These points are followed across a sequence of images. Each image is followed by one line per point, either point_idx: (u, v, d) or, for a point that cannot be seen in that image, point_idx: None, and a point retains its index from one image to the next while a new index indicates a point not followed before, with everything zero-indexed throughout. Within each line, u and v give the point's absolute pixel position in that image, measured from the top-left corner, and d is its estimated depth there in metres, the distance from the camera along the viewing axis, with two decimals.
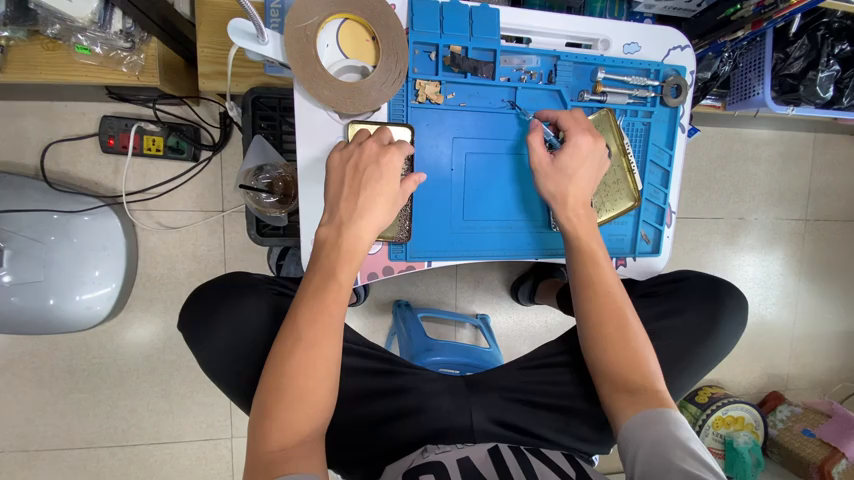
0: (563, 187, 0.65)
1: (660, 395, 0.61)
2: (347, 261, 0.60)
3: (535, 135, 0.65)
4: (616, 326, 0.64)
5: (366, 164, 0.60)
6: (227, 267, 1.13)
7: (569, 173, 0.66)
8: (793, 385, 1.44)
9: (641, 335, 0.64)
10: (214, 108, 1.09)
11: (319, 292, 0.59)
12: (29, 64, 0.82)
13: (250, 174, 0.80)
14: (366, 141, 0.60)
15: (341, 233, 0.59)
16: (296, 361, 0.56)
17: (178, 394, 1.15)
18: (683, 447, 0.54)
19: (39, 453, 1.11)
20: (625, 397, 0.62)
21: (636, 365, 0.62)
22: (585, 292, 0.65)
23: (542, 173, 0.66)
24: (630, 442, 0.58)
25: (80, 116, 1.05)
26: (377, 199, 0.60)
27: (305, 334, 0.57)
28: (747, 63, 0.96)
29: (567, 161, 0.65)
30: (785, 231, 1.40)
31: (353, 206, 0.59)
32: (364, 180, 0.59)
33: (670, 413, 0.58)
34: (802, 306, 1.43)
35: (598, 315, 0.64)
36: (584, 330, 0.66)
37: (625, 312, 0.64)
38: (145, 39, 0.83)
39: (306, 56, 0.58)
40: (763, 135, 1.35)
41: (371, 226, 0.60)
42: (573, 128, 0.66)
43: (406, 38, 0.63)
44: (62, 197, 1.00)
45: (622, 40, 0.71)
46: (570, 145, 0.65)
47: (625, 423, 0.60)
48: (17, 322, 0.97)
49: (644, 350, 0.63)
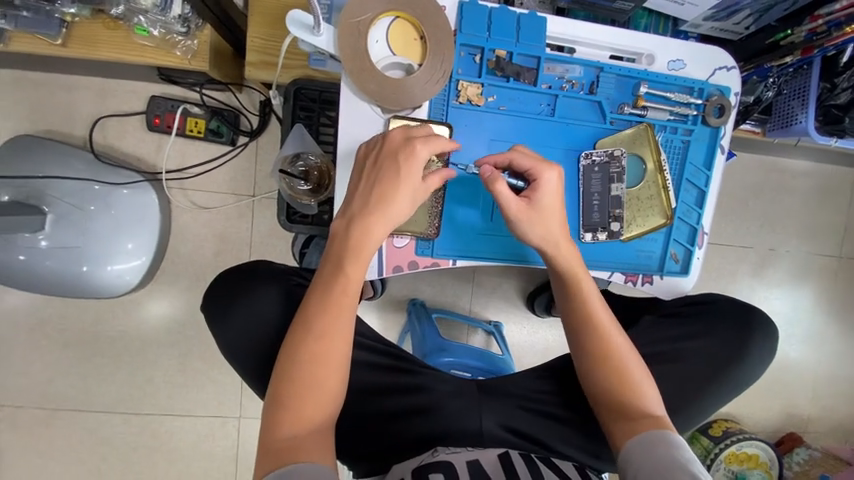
0: (544, 232, 0.64)
1: (655, 420, 0.61)
2: (355, 255, 0.60)
3: (500, 184, 0.61)
4: (609, 352, 0.65)
5: (385, 156, 0.60)
6: (252, 250, 1.16)
7: (548, 215, 0.64)
8: (813, 428, 1.38)
9: (633, 362, 0.64)
10: (255, 96, 1.12)
11: (329, 285, 0.61)
12: (91, 41, 0.87)
13: (288, 160, 0.83)
14: (390, 133, 0.60)
15: (351, 225, 0.60)
16: (305, 350, 0.58)
17: (193, 369, 1.18)
18: (682, 469, 0.55)
19: (57, 412, 1.16)
20: (621, 423, 0.62)
21: (634, 391, 0.63)
22: (572, 316, 0.67)
23: (518, 219, 0.63)
24: (628, 467, 0.58)
25: (130, 94, 1.11)
26: (394, 193, 0.60)
27: (315, 325, 0.59)
28: (791, 90, 0.94)
29: (541, 202, 0.63)
30: (817, 266, 1.36)
31: (366, 200, 0.60)
32: (381, 174, 0.60)
33: (669, 436, 0.58)
34: (829, 346, 1.37)
35: (598, 343, 0.65)
36: (581, 359, 0.66)
37: (612, 338, 0.65)
38: (199, 25, 0.87)
39: (356, 49, 0.60)
40: (801, 167, 1.32)
41: (385, 220, 0.60)
42: (536, 165, 0.63)
43: (454, 39, 0.65)
44: (107, 169, 1.05)
45: (667, 57, 0.70)
46: (540, 185, 0.63)
47: (624, 448, 0.60)
48: (53, 283, 1.03)
49: (635, 377, 0.64)
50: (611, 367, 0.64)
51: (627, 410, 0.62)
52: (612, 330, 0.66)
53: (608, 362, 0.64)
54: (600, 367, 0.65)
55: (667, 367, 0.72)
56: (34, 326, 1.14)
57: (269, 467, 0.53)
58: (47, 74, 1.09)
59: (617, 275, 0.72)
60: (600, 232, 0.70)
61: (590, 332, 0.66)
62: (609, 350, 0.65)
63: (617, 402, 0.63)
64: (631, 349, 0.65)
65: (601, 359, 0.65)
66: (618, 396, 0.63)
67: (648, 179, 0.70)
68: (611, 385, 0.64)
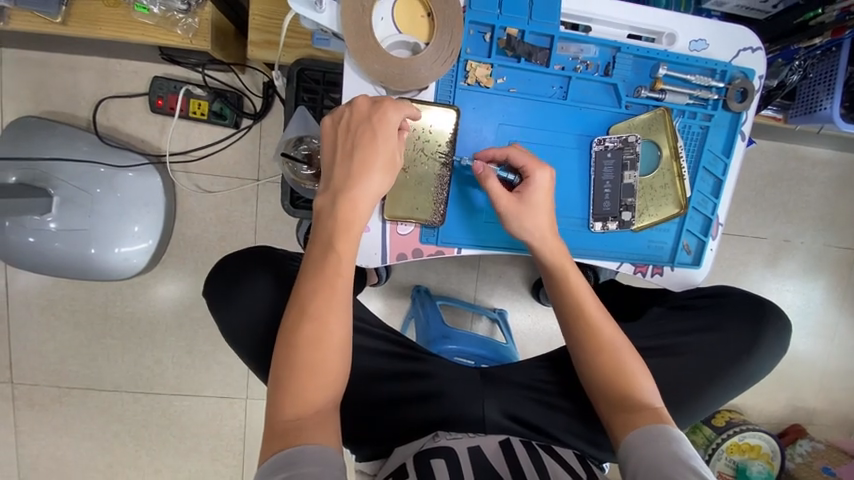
0: (537, 221, 0.63)
1: (653, 413, 0.60)
2: (344, 231, 0.60)
3: (490, 180, 0.62)
4: (596, 335, 0.64)
5: (357, 123, 0.59)
6: (256, 235, 1.15)
7: (537, 211, 0.63)
8: (818, 420, 1.37)
9: (620, 342, 0.64)
10: (259, 77, 1.10)
11: (319, 265, 0.60)
12: (91, 19, 0.85)
13: (291, 143, 0.79)
14: (357, 99, 0.59)
15: (337, 200, 0.59)
16: (300, 331, 0.58)
17: (200, 351, 1.19)
18: (681, 462, 0.53)
19: (70, 390, 1.19)
20: (622, 417, 0.61)
21: (633, 383, 0.62)
22: (565, 308, 0.66)
23: (508, 213, 0.63)
24: (628, 460, 0.57)
25: (132, 75, 1.09)
26: (374, 161, 0.59)
27: (310, 306, 0.58)
28: (818, 74, 0.90)
29: (534, 196, 0.63)
30: (832, 259, 1.32)
31: (347, 171, 0.59)
32: (356, 141, 0.59)
33: (668, 430, 0.57)
34: (840, 339, 1.35)
35: (595, 334, 0.64)
36: (577, 350, 0.65)
37: (607, 328, 0.64)
38: (200, 3, 0.85)
39: (360, 26, 0.57)
40: (821, 155, 1.27)
41: (371, 190, 0.59)
42: (532, 163, 0.62)
43: (463, 17, 0.61)
44: (111, 152, 1.05)
45: (689, 36, 0.66)
46: (531, 183, 0.63)
47: (624, 440, 0.59)
48: (62, 266, 1.03)
49: (627, 363, 0.63)
50: (606, 359, 0.63)
51: (628, 404, 0.61)
52: (608, 324, 0.65)
53: (595, 348, 0.64)
54: (596, 359, 0.64)
55: (675, 359, 0.70)
56: (44, 307, 1.16)
57: (276, 449, 0.53)
58: (49, 54, 1.08)
59: (625, 266, 0.71)
60: (610, 222, 0.68)
61: (581, 322, 0.65)
62: (595, 334, 0.64)
63: (618, 396, 0.62)
64: (625, 340, 0.65)
65: (599, 351, 0.63)
66: (621, 391, 0.62)
67: (662, 166, 0.68)
68: (604, 373, 0.63)
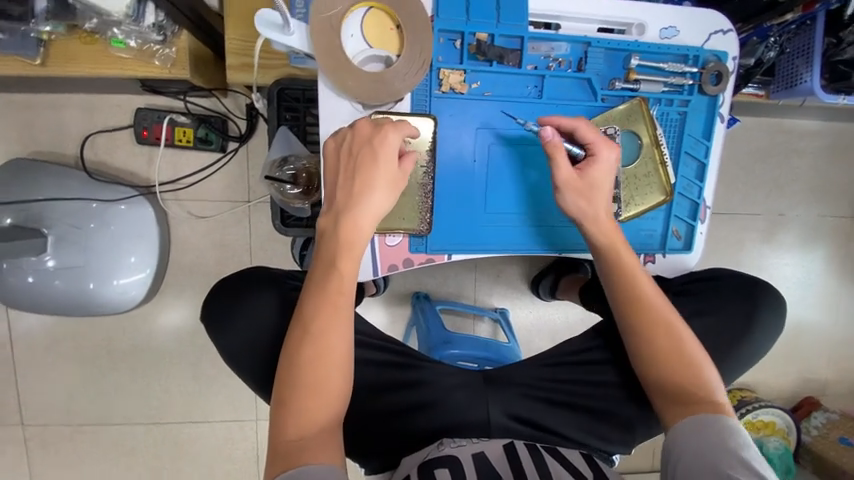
0: (592, 200, 0.64)
1: (711, 403, 0.60)
2: (347, 251, 0.60)
3: (559, 152, 0.63)
4: (651, 325, 0.64)
5: (360, 147, 0.60)
6: (252, 256, 1.16)
7: (598, 190, 0.64)
8: (831, 391, 1.36)
9: (684, 333, 0.63)
10: (241, 100, 1.10)
11: (324, 286, 0.60)
12: (69, 58, 0.86)
13: (275, 165, 0.81)
14: (359, 122, 0.60)
15: (338, 222, 0.60)
16: (305, 351, 0.58)
17: (206, 376, 1.20)
18: (731, 454, 0.54)
19: (80, 426, 1.19)
20: (677, 409, 0.61)
21: (694, 376, 0.61)
22: (620, 299, 0.65)
23: (570, 189, 0.64)
24: (673, 447, 0.59)
25: (116, 109, 1.10)
26: (375, 183, 0.59)
27: (313, 326, 0.59)
28: (795, 49, 0.90)
29: (596, 175, 0.64)
30: (829, 228, 1.32)
31: (349, 192, 0.60)
32: (358, 164, 0.60)
33: (724, 422, 0.57)
34: (844, 308, 1.34)
35: (649, 324, 0.64)
36: (631, 339, 0.65)
37: (670, 318, 0.64)
38: (176, 32, 0.86)
39: (330, 46, 0.58)
40: (809, 126, 1.27)
41: (372, 211, 0.60)
42: (599, 141, 0.64)
43: (431, 26, 0.62)
44: (101, 186, 1.05)
45: (658, 25, 0.67)
46: (596, 161, 0.64)
47: (672, 427, 0.60)
48: (61, 304, 1.04)
49: (689, 354, 0.63)
50: (665, 350, 0.63)
51: (685, 396, 0.61)
52: (672, 315, 0.64)
53: (652, 339, 0.64)
54: (655, 351, 0.63)
55: None
56: (48, 346, 1.16)
57: (278, 469, 0.53)
58: (32, 95, 1.09)
59: None
60: None
61: (637, 314, 0.64)
62: (653, 327, 0.64)
63: (676, 388, 0.62)
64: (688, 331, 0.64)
65: (656, 342, 0.63)
66: (679, 383, 0.62)
67: (644, 155, 0.68)
68: (663, 365, 0.63)
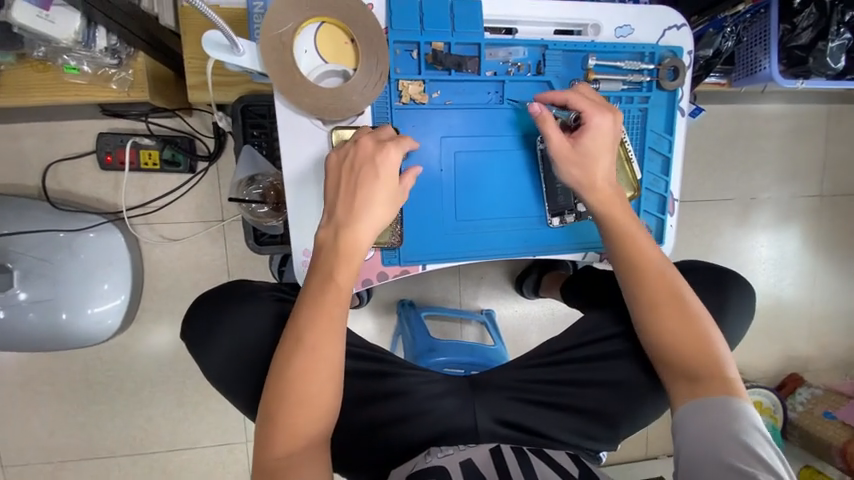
0: (587, 170, 0.63)
1: (722, 384, 0.58)
2: (346, 261, 0.59)
3: (548, 123, 0.62)
4: (660, 304, 0.62)
5: (362, 163, 0.58)
6: (230, 275, 1.13)
7: (591, 158, 0.63)
8: (813, 366, 1.40)
9: (697, 308, 0.62)
10: (207, 118, 1.08)
11: (319, 297, 0.58)
12: (21, 87, 0.83)
13: (242, 184, 0.80)
14: (361, 139, 0.58)
15: (338, 235, 0.58)
16: (298, 364, 0.57)
17: (192, 402, 1.17)
18: (738, 439, 0.54)
19: (63, 464, 1.15)
20: (685, 385, 0.60)
21: (704, 351, 0.60)
22: (628, 276, 0.64)
23: (563, 159, 0.63)
24: (682, 427, 0.58)
25: (77, 135, 1.06)
26: (375, 198, 0.58)
27: (307, 338, 0.57)
28: (751, 38, 0.91)
29: (590, 144, 0.63)
30: (800, 208, 1.35)
31: (350, 205, 0.58)
32: (360, 180, 0.58)
33: (732, 403, 0.56)
34: (820, 284, 1.38)
35: (658, 300, 0.62)
36: (639, 315, 0.63)
37: (680, 292, 0.62)
38: (131, 54, 0.83)
39: (283, 64, 0.57)
40: (774, 110, 1.30)
41: (372, 225, 0.59)
42: (589, 108, 0.63)
43: (386, 38, 0.61)
44: (66, 216, 1.02)
45: (613, 24, 0.67)
46: (588, 128, 0.63)
47: (680, 409, 0.59)
48: (32, 339, 1.00)
49: (702, 328, 0.61)
50: (678, 324, 0.61)
51: (693, 373, 0.60)
52: (683, 289, 0.63)
53: (662, 315, 0.62)
54: (669, 330, 0.61)
55: None
56: (23, 384, 1.12)
57: None
58: None
59: (591, 255, 0.72)
60: (567, 215, 0.69)
61: (647, 292, 0.63)
62: (659, 305, 0.62)
63: (684, 366, 0.60)
64: (699, 307, 0.63)
65: (664, 317, 0.62)
66: (688, 361, 0.60)
67: None
68: (670, 340, 0.61)
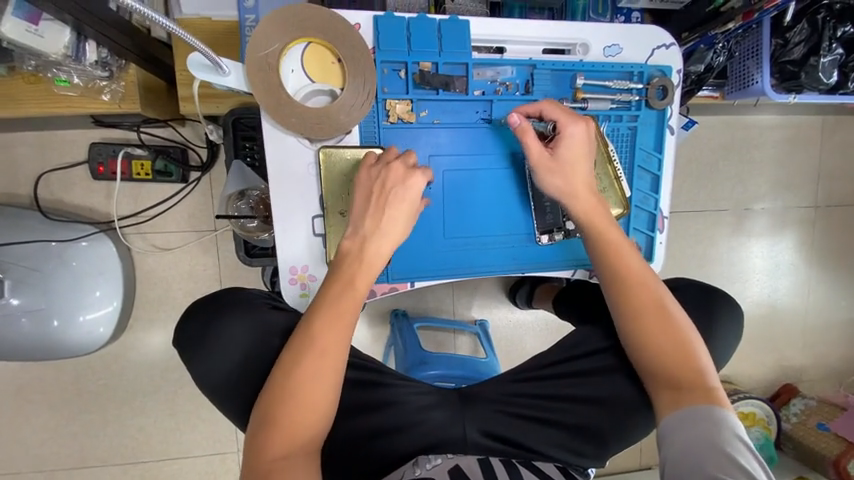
0: (566, 180, 0.63)
1: (705, 394, 0.57)
2: (366, 271, 0.60)
3: (527, 135, 0.62)
4: (642, 313, 0.62)
5: (393, 185, 0.59)
6: (222, 284, 1.13)
7: (568, 168, 0.63)
8: (807, 377, 1.40)
9: (680, 316, 0.62)
10: (200, 128, 1.08)
11: (333, 301, 0.58)
12: (11, 100, 0.82)
13: (232, 199, 0.80)
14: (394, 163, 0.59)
15: (363, 248, 0.59)
16: (302, 367, 0.56)
17: (184, 411, 1.17)
18: (720, 450, 0.52)
19: (53, 473, 1.14)
20: (668, 393, 0.60)
21: (687, 358, 0.59)
22: (611, 283, 0.63)
23: (542, 167, 0.64)
24: (666, 438, 0.57)
25: (69, 144, 1.06)
26: (400, 218, 0.60)
27: (318, 341, 0.56)
28: (744, 51, 0.92)
29: (565, 154, 0.63)
30: (794, 219, 1.35)
31: (377, 222, 0.59)
32: (390, 200, 0.59)
33: (714, 412, 0.55)
34: (814, 295, 1.38)
35: (641, 307, 0.62)
36: (621, 321, 0.63)
37: (662, 301, 0.62)
38: (122, 66, 0.82)
39: (269, 84, 0.57)
40: (768, 121, 1.30)
41: (393, 242, 0.60)
42: (564, 118, 0.63)
43: (373, 59, 0.61)
44: (58, 226, 1.02)
45: (601, 43, 0.67)
46: (563, 138, 0.63)
47: (663, 419, 0.58)
48: (22, 350, 1.00)
49: (686, 336, 0.61)
50: (662, 332, 0.61)
51: (678, 381, 0.59)
52: (665, 297, 0.62)
53: (644, 324, 0.61)
54: (654, 339, 0.61)
55: None
56: (13, 393, 1.12)
57: None
58: None
59: (579, 272, 0.73)
60: (556, 233, 0.69)
61: (630, 300, 0.62)
62: (640, 315, 0.62)
63: (669, 374, 0.60)
64: (681, 316, 0.62)
65: (646, 324, 0.61)
66: (672, 369, 0.60)
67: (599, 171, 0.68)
68: (653, 348, 0.61)
